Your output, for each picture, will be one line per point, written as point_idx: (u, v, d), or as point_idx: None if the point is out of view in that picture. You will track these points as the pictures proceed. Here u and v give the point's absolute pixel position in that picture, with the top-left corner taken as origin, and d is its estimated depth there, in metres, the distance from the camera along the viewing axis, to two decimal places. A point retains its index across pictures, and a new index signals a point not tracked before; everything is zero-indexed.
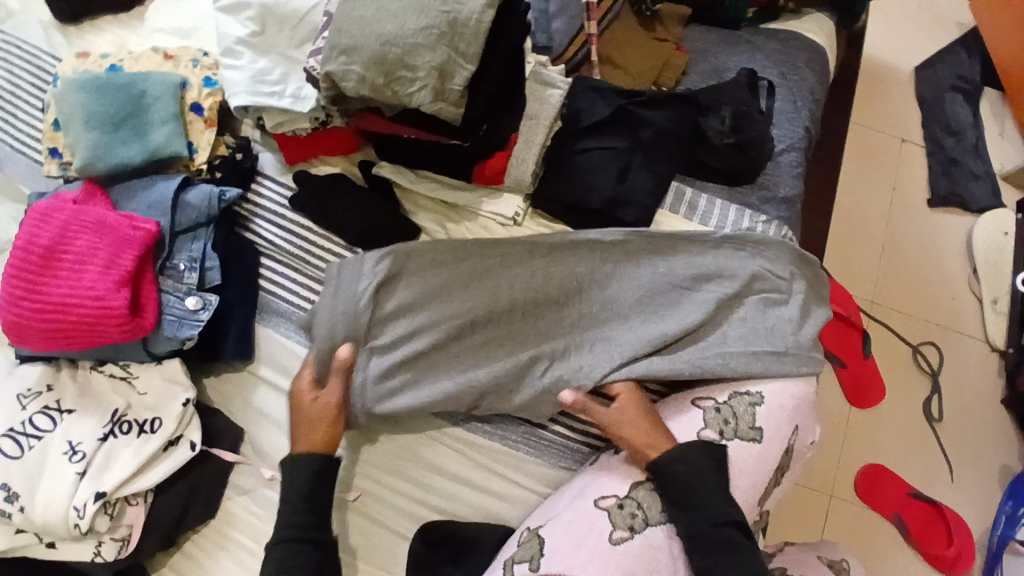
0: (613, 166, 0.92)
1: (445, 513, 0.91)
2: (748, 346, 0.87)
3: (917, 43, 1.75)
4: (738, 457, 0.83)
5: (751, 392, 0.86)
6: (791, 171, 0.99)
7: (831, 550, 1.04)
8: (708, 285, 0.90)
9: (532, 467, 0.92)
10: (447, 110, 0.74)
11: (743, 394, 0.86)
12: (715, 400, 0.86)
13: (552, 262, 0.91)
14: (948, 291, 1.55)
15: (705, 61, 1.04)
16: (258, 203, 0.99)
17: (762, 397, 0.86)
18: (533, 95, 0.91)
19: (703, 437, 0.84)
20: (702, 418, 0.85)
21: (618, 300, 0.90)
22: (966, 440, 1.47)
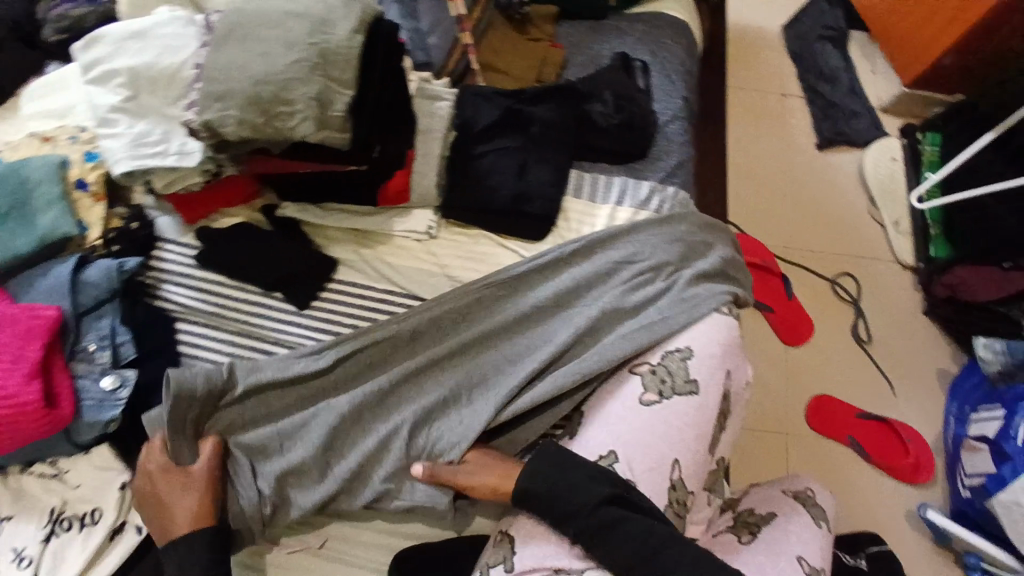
0: (511, 165, 0.96)
1: (415, 536, 0.91)
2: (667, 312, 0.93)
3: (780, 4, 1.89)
4: (679, 411, 0.86)
5: (680, 348, 0.90)
6: (679, 139, 1.06)
7: (793, 483, 1.06)
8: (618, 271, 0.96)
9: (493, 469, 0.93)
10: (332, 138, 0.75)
11: (672, 351, 0.90)
12: (649, 363, 0.91)
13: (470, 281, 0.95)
14: (852, 222, 1.66)
15: (580, 52, 1.09)
16: (164, 268, 0.98)
17: (691, 351, 0.90)
18: (422, 111, 0.94)
19: (646, 401, 0.87)
20: (641, 383, 0.89)
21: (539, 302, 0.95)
22: (897, 355, 1.58)
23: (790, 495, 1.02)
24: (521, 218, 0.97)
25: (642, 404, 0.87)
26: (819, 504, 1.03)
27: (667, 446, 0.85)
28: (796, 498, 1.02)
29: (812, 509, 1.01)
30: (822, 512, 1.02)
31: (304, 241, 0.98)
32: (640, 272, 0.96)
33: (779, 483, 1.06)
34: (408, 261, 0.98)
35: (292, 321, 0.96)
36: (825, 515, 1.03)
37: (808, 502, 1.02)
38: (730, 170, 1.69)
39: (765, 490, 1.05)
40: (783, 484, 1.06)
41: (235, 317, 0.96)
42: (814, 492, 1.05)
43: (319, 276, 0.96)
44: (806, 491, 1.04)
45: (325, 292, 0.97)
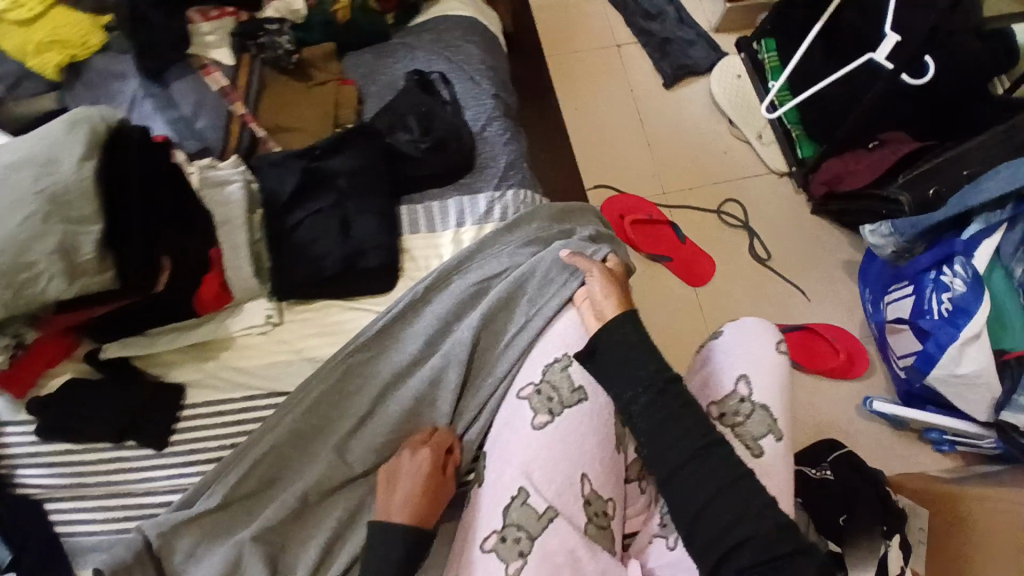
0: (331, 225, 0.89)
1: None
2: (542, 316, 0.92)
3: None
4: (571, 423, 0.86)
5: (557, 358, 0.90)
6: (501, 140, 1.03)
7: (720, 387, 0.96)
8: (485, 293, 0.93)
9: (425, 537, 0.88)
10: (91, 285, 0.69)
11: (551, 363, 0.90)
12: (533, 383, 0.89)
13: (334, 355, 0.90)
14: (719, 147, 1.67)
15: (374, 81, 1.03)
16: (10, 455, 0.88)
17: (570, 358, 0.90)
18: (214, 202, 0.86)
19: (538, 425, 0.86)
20: (530, 406, 0.88)
21: (412, 357, 0.90)
22: (800, 260, 1.60)
23: (717, 417, 0.94)
24: (361, 276, 0.90)
25: (534, 429, 0.86)
26: (756, 406, 0.92)
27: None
28: (724, 418, 0.93)
29: (745, 428, 0.92)
30: (763, 420, 0.92)
31: (142, 378, 0.90)
32: (497, 296, 0.94)
33: (706, 395, 0.97)
34: (261, 359, 0.91)
35: (153, 465, 0.89)
36: (770, 416, 0.92)
37: (742, 413, 0.93)
38: (589, 137, 1.67)
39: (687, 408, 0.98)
40: (710, 395, 0.97)
41: (96, 481, 0.88)
42: (747, 393, 0.94)
43: (166, 408, 0.88)
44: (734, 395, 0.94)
45: (182, 420, 0.90)
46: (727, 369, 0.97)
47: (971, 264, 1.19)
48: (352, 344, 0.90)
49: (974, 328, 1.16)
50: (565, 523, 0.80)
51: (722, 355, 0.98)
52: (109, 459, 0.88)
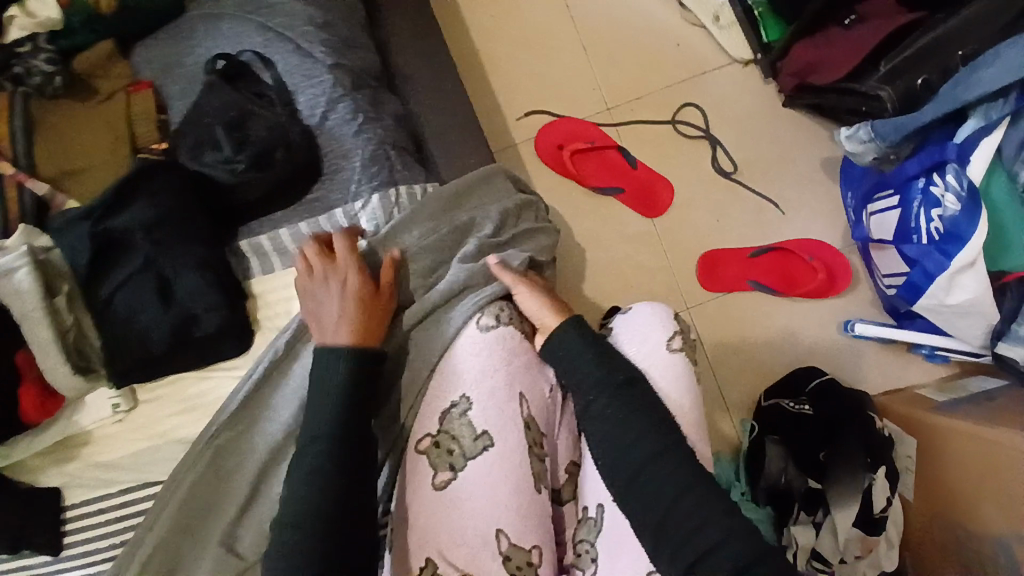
0: (147, 292, 0.73)
1: None
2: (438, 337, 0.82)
3: None
4: (478, 477, 0.76)
5: (456, 403, 0.80)
6: (349, 129, 0.80)
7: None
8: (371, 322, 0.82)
9: None
10: None
11: (449, 410, 0.80)
12: (431, 433, 0.79)
13: (199, 436, 0.77)
14: (667, 38, 1.37)
15: (174, 78, 0.81)
16: None
17: (469, 400, 0.80)
18: (1, 296, 0.71)
19: (439, 483, 0.77)
20: (429, 463, 0.78)
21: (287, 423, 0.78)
22: (771, 166, 1.37)
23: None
24: (204, 345, 0.76)
25: (437, 489, 0.76)
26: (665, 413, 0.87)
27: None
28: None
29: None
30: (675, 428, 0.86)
31: (9, 489, 0.79)
32: (393, 346, 0.83)
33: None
34: (123, 448, 0.81)
35: (53, 571, 0.80)
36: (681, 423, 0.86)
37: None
38: (509, 51, 1.37)
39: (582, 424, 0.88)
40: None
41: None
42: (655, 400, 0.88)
43: (44, 519, 0.79)
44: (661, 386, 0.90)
45: (68, 524, 0.80)
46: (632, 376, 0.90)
47: (966, 175, 0.97)
48: (216, 420, 0.78)
49: (967, 256, 0.97)
50: None
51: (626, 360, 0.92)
52: (5, 572, 0.80)
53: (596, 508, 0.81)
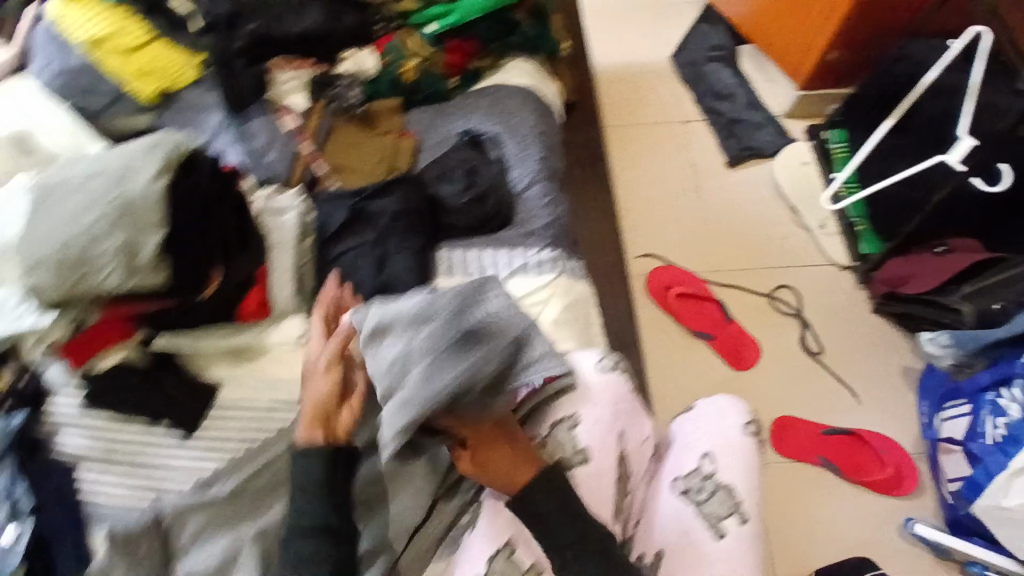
0: (370, 258, 0.96)
1: None
2: None
3: (668, 32, 1.87)
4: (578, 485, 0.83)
5: (569, 415, 0.88)
6: (540, 202, 1.06)
7: (685, 463, 0.94)
8: None
9: (410, 564, 0.87)
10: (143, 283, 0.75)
11: (562, 420, 0.88)
12: (539, 436, 0.88)
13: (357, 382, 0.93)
14: (778, 231, 1.63)
15: (430, 135, 1.12)
16: (56, 414, 1.00)
17: (580, 417, 0.88)
18: (266, 227, 0.95)
19: None
20: (532, 460, 0.86)
21: None
22: (850, 356, 1.52)
23: (681, 492, 0.90)
24: None
25: None
26: (720, 485, 0.91)
27: (564, 524, 0.78)
28: (688, 493, 0.90)
29: (708, 505, 0.89)
30: (727, 500, 0.89)
31: (179, 370, 0.99)
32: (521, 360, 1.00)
33: (668, 470, 0.94)
34: (292, 371, 0.99)
35: (176, 449, 0.97)
36: (733, 497, 0.90)
37: (704, 490, 0.91)
38: (641, 204, 1.64)
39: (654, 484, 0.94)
40: (673, 470, 0.94)
41: (129, 453, 0.98)
42: (711, 470, 0.93)
43: (195, 409, 0.97)
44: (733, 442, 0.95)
45: (207, 420, 0.97)
46: (690, 445, 0.96)
47: None
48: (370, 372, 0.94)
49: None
50: None
51: (687, 432, 0.97)
52: (134, 434, 0.98)
53: (653, 552, 0.87)
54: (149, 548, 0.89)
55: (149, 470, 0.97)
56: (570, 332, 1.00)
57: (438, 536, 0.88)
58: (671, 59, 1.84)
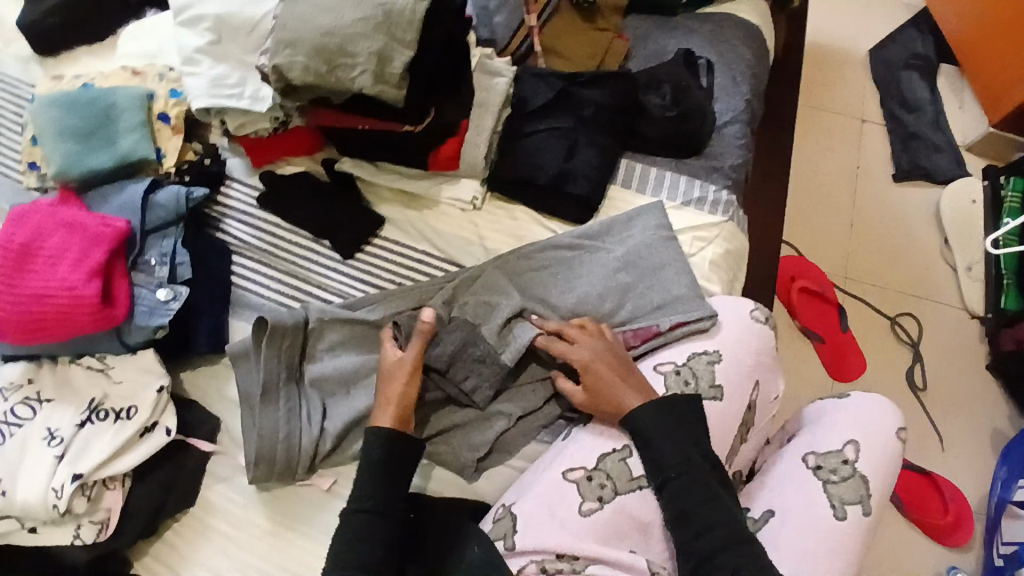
0: (561, 143, 0.96)
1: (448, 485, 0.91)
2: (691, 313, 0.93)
3: (870, 25, 1.76)
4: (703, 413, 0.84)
5: (708, 351, 0.88)
6: (735, 142, 1.01)
7: (825, 441, 0.85)
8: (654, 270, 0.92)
9: (515, 436, 0.91)
10: (388, 92, 0.79)
11: (700, 354, 0.88)
12: (674, 362, 0.88)
13: (509, 257, 0.95)
14: (921, 259, 1.55)
15: (645, 46, 1.08)
16: (227, 204, 1.02)
17: (721, 355, 0.88)
18: (481, 84, 0.96)
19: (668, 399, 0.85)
20: (664, 382, 0.87)
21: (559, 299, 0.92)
22: (956, 404, 1.43)
23: (811, 467, 0.83)
24: (561, 198, 0.96)
25: None
26: (857, 474, 0.82)
27: (691, 446, 0.79)
28: (818, 470, 0.83)
29: (836, 488, 0.81)
30: (859, 489, 0.81)
31: (350, 193, 1.01)
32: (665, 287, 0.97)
33: (804, 442, 0.86)
34: (449, 227, 0.99)
35: (332, 267, 0.98)
36: (866, 489, 0.81)
37: (839, 473, 0.82)
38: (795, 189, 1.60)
39: (785, 452, 0.87)
40: (810, 444, 0.86)
41: (285, 257, 0.98)
42: (854, 458, 0.83)
43: (362, 233, 0.98)
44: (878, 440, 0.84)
45: (367, 246, 0.99)
46: (836, 426, 0.86)
47: None
48: (522, 254, 0.95)
49: None
50: (652, 497, 0.82)
51: (837, 412, 0.87)
52: (300, 244, 0.99)
53: (762, 513, 0.83)
54: (290, 345, 0.90)
55: (300, 278, 0.98)
56: (721, 275, 0.95)
57: (547, 420, 0.92)
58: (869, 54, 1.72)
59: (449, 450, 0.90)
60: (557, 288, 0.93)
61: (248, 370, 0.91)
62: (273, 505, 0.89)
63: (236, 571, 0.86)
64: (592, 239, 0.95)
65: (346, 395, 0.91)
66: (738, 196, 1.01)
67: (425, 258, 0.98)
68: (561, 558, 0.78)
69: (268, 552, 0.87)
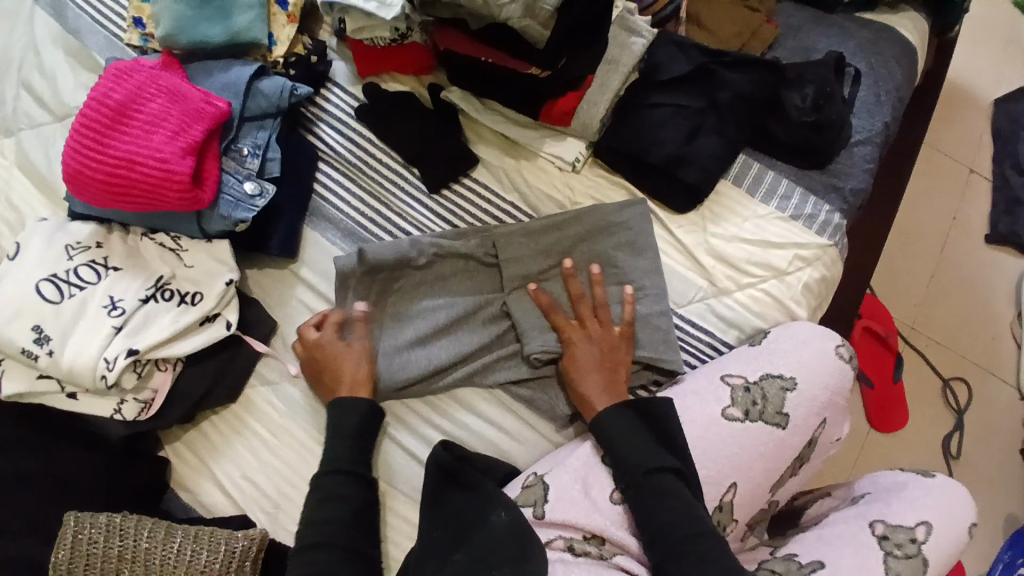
0: (682, 125, 0.90)
1: (496, 450, 0.88)
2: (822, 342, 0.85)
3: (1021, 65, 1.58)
4: (758, 437, 0.81)
5: (783, 376, 0.83)
6: (864, 164, 0.93)
7: (898, 514, 0.81)
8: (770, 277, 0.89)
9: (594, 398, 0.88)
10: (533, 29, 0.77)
11: (775, 376, 0.83)
12: (745, 379, 0.83)
13: (605, 238, 0.90)
14: (989, 328, 1.41)
15: (789, 39, 1.00)
16: (324, 108, 0.97)
17: (795, 383, 0.83)
18: (616, 41, 0.91)
19: (727, 414, 0.82)
20: (729, 394, 0.82)
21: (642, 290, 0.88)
22: (986, 484, 1.32)
23: (878, 535, 0.79)
24: (670, 182, 0.90)
25: (724, 416, 0.82)
26: (920, 555, 0.78)
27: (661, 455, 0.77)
28: (882, 540, 0.79)
29: (895, 562, 0.77)
30: (916, 570, 0.77)
31: (450, 125, 0.96)
32: (768, 295, 0.88)
33: (875, 509, 0.83)
34: (544, 184, 0.94)
35: (417, 200, 0.94)
36: (923, 572, 0.77)
37: (903, 549, 0.78)
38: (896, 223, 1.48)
39: (851, 515, 0.84)
40: (881, 513, 0.82)
41: (371, 176, 0.95)
42: (922, 539, 0.79)
43: (457, 170, 0.94)
44: (949, 531, 0.80)
45: (456, 184, 0.94)
46: (912, 504, 0.82)
47: None
48: (624, 236, 0.90)
49: None
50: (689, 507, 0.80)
51: (919, 490, 0.84)
52: (391, 168, 0.95)
53: (810, 562, 0.78)
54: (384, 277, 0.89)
55: (386, 204, 0.94)
56: (809, 302, 0.89)
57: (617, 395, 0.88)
58: (996, 102, 1.55)
59: (545, 399, 0.88)
60: (631, 271, 0.89)
61: (321, 280, 0.92)
62: (312, 419, 0.88)
63: (263, 475, 0.87)
64: (697, 228, 0.91)
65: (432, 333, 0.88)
66: (848, 225, 0.93)
67: (512, 210, 0.94)
68: (588, 541, 0.77)
69: (297, 464, 0.87)
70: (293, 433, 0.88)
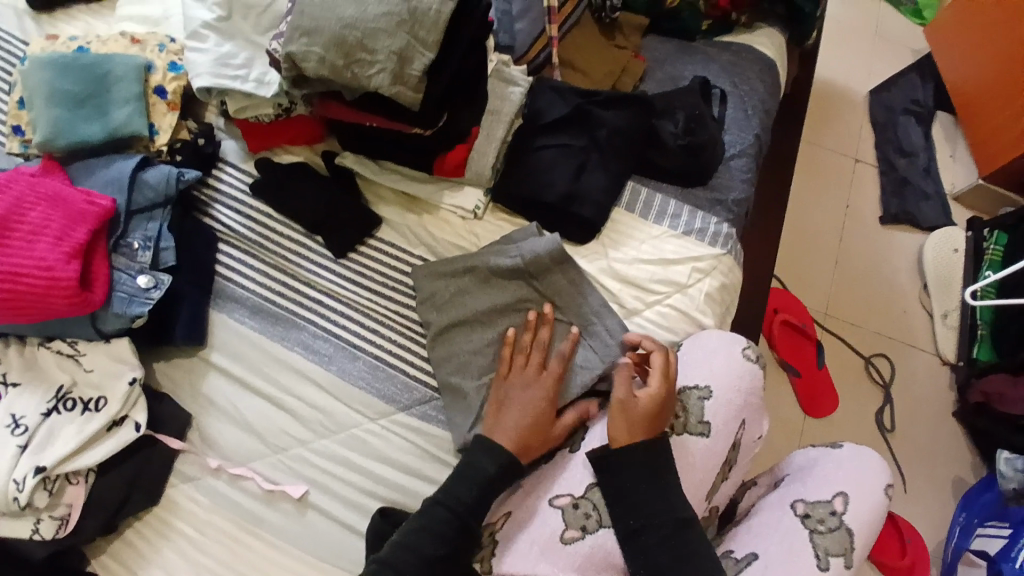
0: (569, 162, 0.93)
1: None
2: (729, 349, 0.89)
3: (884, 59, 1.73)
4: (685, 449, 0.83)
5: (698, 386, 0.86)
6: (742, 176, 0.99)
7: (815, 490, 0.85)
8: (673, 294, 0.93)
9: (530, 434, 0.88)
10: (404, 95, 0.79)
11: (690, 389, 0.86)
12: None
13: None
14: (899, 304, 1.50)
15: (659, 69, 1.07)
16: (218, 188, 0.97)
17: (710, 391, 0.86)
18: (495, 92, 0.94)
19: None
20: None
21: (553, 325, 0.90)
22: (923, 453, 1.38)
23: (799, 515, 0.83)
24: (566, 217, 0.94)
25: None
26: (843, 527, 0.81)
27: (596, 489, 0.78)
28: (806, 519, 0.82)
29: (822, 539, 0.80)
30: (843, 541, 0.80)
31: (349, 189, 0.97)
32: (676, 310, 0.92)
33: (795, 490, 0.86)
34: (447, 235, 0.96)
35: (324, 266, 0.94)
36: (850, 542, 0.80)
37: (826, 523, 0.82)
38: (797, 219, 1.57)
39: (774, 500, 0.87)
40: (801, 492, 0.86)
41: (275, 250, 0.94)
42: (842, 509, 0.83)
43: (360, 232, 0.94)
44: (868, 497, 0.84)
45: (362, 247, 0.95)
46: (828, 478, 0.86)
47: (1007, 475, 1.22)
48: None
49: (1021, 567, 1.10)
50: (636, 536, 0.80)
51: (831, 463, 0.88)
52: (295, 238, 0.95)
53: (745, 555, 0.81)
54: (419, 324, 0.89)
55: (286, 275, 0.94)
56: (714, 311, 0.93)
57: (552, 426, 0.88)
58: (869, 95, 1.69)
59: None
60: None
61: (234, 363, 0.91)
62: (240, 508, 0.85)
63: None
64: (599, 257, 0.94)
65: (349, 406, 0.88)
66: (738, 233, 0.98)
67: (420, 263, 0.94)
68: None
69: (229, 557, 0.83)
70: (222, 528, 0.85)
